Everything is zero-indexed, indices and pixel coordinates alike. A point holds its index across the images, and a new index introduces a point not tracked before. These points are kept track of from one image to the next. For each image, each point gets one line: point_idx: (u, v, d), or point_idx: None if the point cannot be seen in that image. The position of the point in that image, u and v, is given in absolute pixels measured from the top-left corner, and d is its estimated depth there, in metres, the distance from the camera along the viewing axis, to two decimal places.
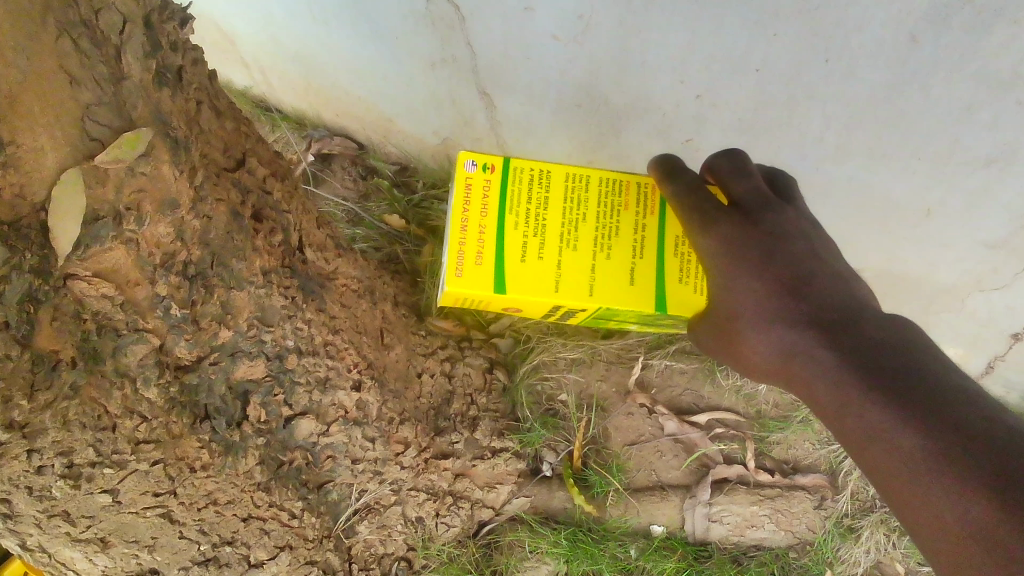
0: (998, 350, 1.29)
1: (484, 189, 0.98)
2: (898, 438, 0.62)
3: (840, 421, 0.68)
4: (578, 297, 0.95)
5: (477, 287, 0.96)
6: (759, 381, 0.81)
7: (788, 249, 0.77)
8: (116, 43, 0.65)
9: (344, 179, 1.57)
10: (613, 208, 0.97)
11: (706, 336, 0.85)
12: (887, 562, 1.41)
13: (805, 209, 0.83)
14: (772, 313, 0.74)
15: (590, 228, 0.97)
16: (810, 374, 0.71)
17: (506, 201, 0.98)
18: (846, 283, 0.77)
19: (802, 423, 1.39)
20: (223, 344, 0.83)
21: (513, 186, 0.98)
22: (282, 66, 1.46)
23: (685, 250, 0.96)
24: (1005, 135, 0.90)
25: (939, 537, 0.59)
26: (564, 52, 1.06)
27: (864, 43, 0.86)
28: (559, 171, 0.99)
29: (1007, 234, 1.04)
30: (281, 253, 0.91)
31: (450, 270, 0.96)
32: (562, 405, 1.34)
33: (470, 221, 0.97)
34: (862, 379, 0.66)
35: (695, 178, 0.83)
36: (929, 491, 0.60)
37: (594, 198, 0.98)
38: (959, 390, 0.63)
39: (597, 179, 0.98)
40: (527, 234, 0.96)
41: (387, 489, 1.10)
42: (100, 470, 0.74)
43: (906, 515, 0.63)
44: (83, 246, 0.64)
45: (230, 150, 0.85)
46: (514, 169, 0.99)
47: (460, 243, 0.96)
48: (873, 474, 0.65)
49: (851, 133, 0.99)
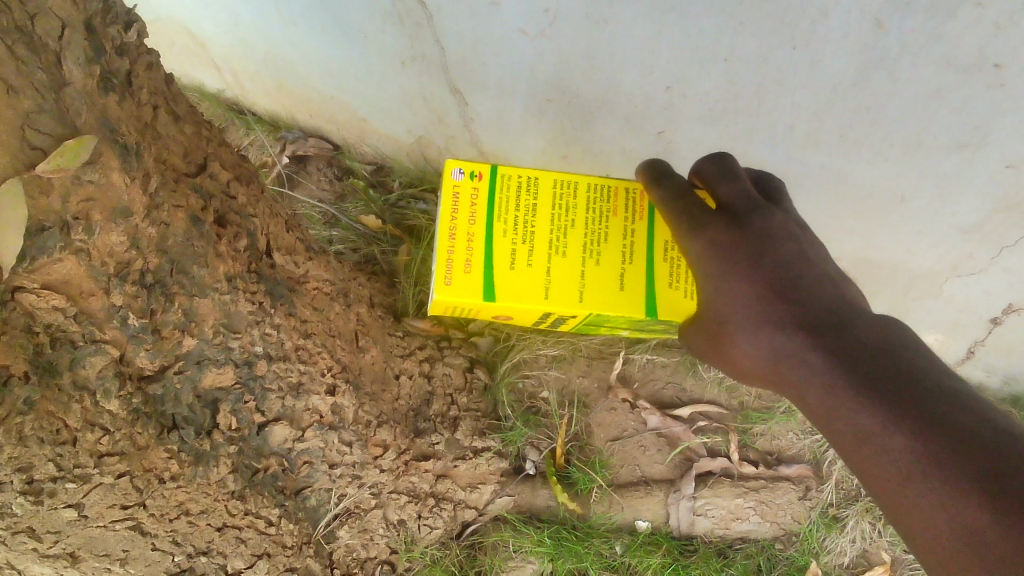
0: (979, 335, 1.28)
1: (472, 197, 0.97)
2: (888, 441, 0.61)
3: (832, 426, 0.67)
4: (568, 303, 0.94)
5: (467, 295, 0.94)
6: (752, 386, 0.80)
7: (775, 250, 0.76)
8: (56, 49, 0.63)
9: (320, 180, 1.55)
10: (602, 214, 0.96)
11: (695, 340, 0.83)
12: (874, 550, 1.40)
13: (792, 211, 0.83)
14: (761, 316, 0.74)
15: (579, 234, 0.96)
16: (801, 379, 0.70)
17: (495, 209, 0.96)
18: (836, 285, 0.75)
19: (785, 413, 1.39)
20: (188, 352, 0.82)
21: (501, 194, 0.97)
22: (252, 68, 1.44)
23: (675, 254, 0.95)
24: (974, 119, 0.90)
25: (930, 541, 0.57)
26: (532, 46, 1.05)
27: (829, 30, 0.85)
28: (547, 178, 0.98)
29: (980, 219, 1.03)
30: (246, 258, 0.90)
31: (439, 278, 0.95)
32: (544, 403, 1.33)
33: (459, 230, 0.95)
34: (852, 383, 0.65)
35: (681, 182, 0.84)
36: (919, 494, 0.58)
37: (583, 204, 0.96)
38: (949, 390, 0.62)
39: (585, 186, 0.97)
40: (515, 242, 0.95)
41: (366, 493, 1.09)
42: (62, 486, 0.73)
43: (898, 520, 0.61)
44: (30, 257, 0.63)
45: (190, 155, 0.84)
46: (501, 176, 0.98)
47: (449, 250, 0.95)
48: (866, 478, 0.64)
49: (821, 121, 0.98)
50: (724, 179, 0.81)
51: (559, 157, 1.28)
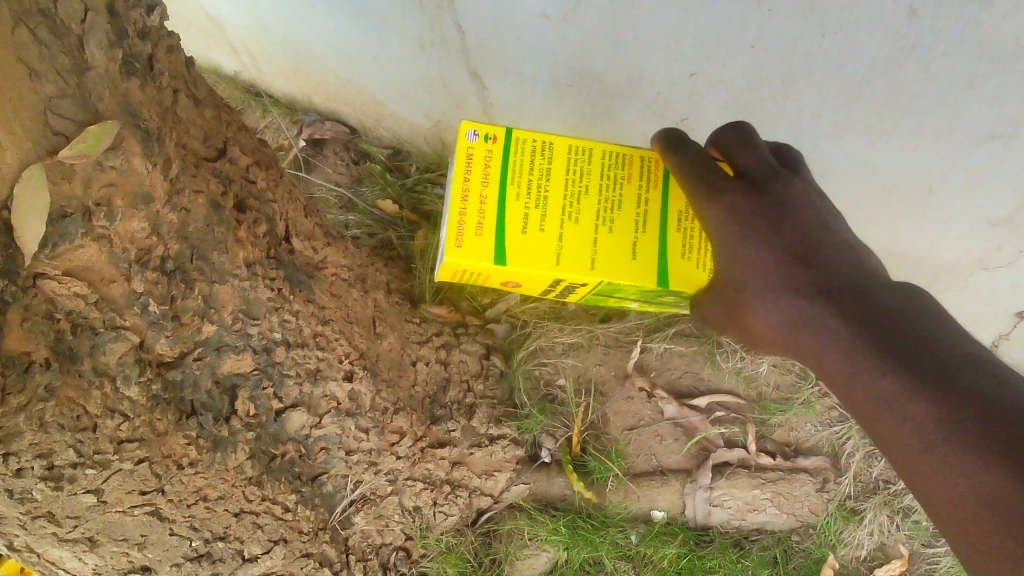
0: (1003, 329, 1.27)
1: (486, 161, 0.95)
2: (909, 407, 0.60)
3: (852, 393, 0.65)
4: (579, 270, 0.93)
5: (478, 258, 0.92)
6: (768, 354, 0.78)
7: (794, 216, 0.75)
8: (78, 33, 0.63)
9: (336, 163, 1.54)
10: (616, 181, 0.95)
11: (714, 309, 0.82)
12: (891, 544, 1.39)
13: (811, 180, 0.81)
14: (780, 282, 0.72)
15: (591, 201, 0.94)
16: (820, 345, 0.68)
17: (508, 172, 0.95)
18: (857, 253, 0.74)
19: (803, 405, 1.38)
20: (207, 338, 0.81)
21: (515, 158, 0.95)
22: (270, 50, 1.43)
23: (688, 224, 0.94)
24: (1009, 109, 0.88)
25: (949, 507, 0.56)
26: (554, 30, 1.03)
27: (862, 17, 0.83)
28: (561, 143, 0.96)
29: (1010, 212, 1.01)
30: (265, 244, 0.89)
31: (450, 240, 0.93)
32: (560, 390, 1.33)
33: (471, 192, 0.94)
34: (872, 349, 0.64)
35: (697, 148, 0.82)
36: (942, 461, 0.57)
37: (597, 171, 0.95)
38: (971, 356, 0.60)
39: (599, 152, 0.96)
40: (528, 205, 0.94)
41: (383, 479, 1.09)
42: (82, 471, 0.73)
43: (915, 486, 0.60)
44: (51, 244, 0.62)
45: (210, 139, 0.83)
46: (515, 140, 0.96)
47: (461, 212, 0.93)
48: (884, 444, 0.63)
49: (850, 109, 0.96)
50: (739, 150, 0.80)
51: None
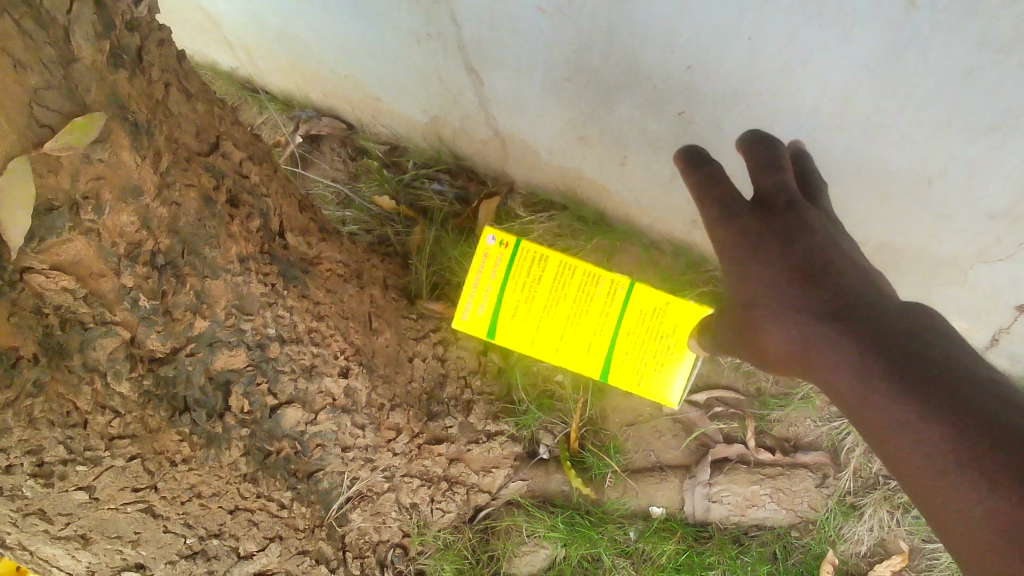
0: (1003, 323, 1.26)
1: (493, 265, 1.08)
2: (915, 425, 0.56)
3: (861, 414, 0.62)
4: (553, 354, 1.12)
5: (478, 330, 1.11)
6: (779, 374, 0.75)
7: (806, 240, 0.73)
8: (64, 24, 0.62)
9: (333, 160, 1.56)
10: (596, 309, 1.10)
11: (727, 329, 0.80)
12: (890, 539, 1.37)
13: (828, 211, 0.81)
14: (784, 298, 0.70)
15: (574, 321, 1.10)
16: (824, 361, 0.65)
17: (510, 297, 1.09)
18: (868, 271, 0.71)
19: (803, 400, 1.35)
20: (200, 334, 0.80)
21: (516, 285, 1.09)
22: (266, 46, 1.42)
23: (646, 353, 1.11)
24: (1010, 100, 0.85)
25: (964, 534, 0.53)
26: (549, 24, 1.02)
27: (858, 9, 0.81)
28: (557, 259, 1.08)
29: (1010, 204, 1.00)
30: (259, 238, 0.88)
31: (459, 313, 1.11)
32: (558, 386, 1.31)
33: (478, 296, 1.09)
34: (876, 364, 0.60)
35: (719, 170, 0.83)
36: (953, 484, 0.53)
37: (582, 305, 1.10)
38: (982, 374, 0.57)
39: (588, 278, 1.09)
40: (520, 310, 1.10)
41: (379, 476, 1.08)
42: (72, 468, 0.72)
43: (930, 512, 0.56)
44: (38, 237, 0.62)
45: (203, 133, 0.82)
46: (518, 269, 1.08)
47: (468, 310, 1.10)
48: (894, 466, 0.59)
49: (849, 101, 0.95)
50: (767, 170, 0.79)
51: (576, 138, 1.27)
